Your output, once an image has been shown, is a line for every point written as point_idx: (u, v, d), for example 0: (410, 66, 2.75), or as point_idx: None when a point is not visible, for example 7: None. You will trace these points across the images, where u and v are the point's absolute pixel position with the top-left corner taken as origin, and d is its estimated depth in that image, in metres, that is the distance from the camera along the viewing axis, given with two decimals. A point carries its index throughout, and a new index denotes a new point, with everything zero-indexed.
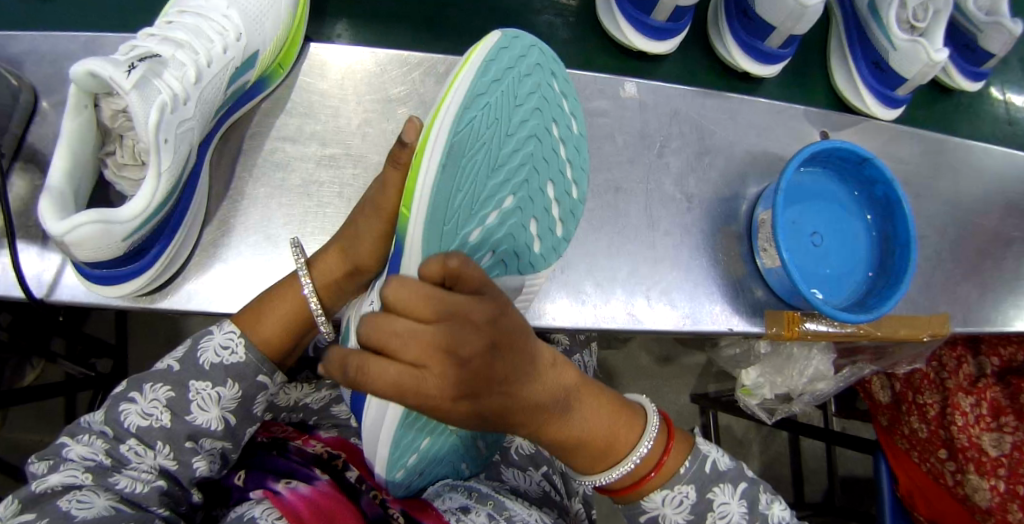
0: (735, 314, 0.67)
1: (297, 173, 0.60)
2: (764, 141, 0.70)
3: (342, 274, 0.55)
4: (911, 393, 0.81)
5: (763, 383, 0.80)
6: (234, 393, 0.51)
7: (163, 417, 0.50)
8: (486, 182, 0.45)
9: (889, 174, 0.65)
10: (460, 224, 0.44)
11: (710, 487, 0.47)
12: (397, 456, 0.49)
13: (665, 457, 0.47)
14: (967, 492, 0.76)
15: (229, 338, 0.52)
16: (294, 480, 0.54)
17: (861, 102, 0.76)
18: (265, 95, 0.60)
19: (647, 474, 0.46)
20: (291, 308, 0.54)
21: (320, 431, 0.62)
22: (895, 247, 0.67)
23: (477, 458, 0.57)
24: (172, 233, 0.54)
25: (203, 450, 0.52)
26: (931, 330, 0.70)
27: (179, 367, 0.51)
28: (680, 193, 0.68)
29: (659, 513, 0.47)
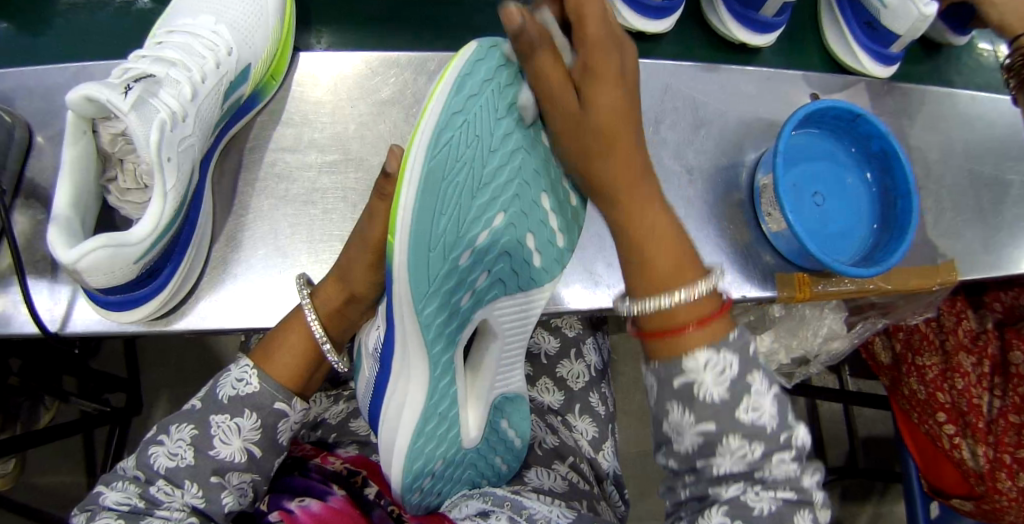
0: (746, 282, 0.68)
1: (300, 182, 0.59)
2: (759, 108, 0.71)
3: (341, 302, 0.54)
4: (911, 355, 0.82)
5: (778, 349, 0.81)
6: (253, 424, 0.51)
7: (188, 456, 0.49)
8: (471, 205, 0.42)
9: (882, 128, 0.65)
10: (448, 249, 0.42)
11: (751, 372, 0.41)
12: (411, 480, 0.50)
13: (719, 314, 0.42)
14: (962, 455, 0.75)
15: (244, 371, 0.52)
16: (308, 497, 0.54)
17: (857, 64, 0.76)
18: (260, 108, 0.60)
19: (685, 324, 0.41)
20: (300, 339, 0.54)
21: (339, 449, 0.62)
22: (896, 199, 0.68)
23: (498, 475, 0.58)
24: (179, 258, 0.53)
25: (231, 485, 0.50)
26: (940, 279, 0.70)
27: (201, 405, 0.52)
28: (679, 167, 0.68)
29: (696, 378, 0.40)
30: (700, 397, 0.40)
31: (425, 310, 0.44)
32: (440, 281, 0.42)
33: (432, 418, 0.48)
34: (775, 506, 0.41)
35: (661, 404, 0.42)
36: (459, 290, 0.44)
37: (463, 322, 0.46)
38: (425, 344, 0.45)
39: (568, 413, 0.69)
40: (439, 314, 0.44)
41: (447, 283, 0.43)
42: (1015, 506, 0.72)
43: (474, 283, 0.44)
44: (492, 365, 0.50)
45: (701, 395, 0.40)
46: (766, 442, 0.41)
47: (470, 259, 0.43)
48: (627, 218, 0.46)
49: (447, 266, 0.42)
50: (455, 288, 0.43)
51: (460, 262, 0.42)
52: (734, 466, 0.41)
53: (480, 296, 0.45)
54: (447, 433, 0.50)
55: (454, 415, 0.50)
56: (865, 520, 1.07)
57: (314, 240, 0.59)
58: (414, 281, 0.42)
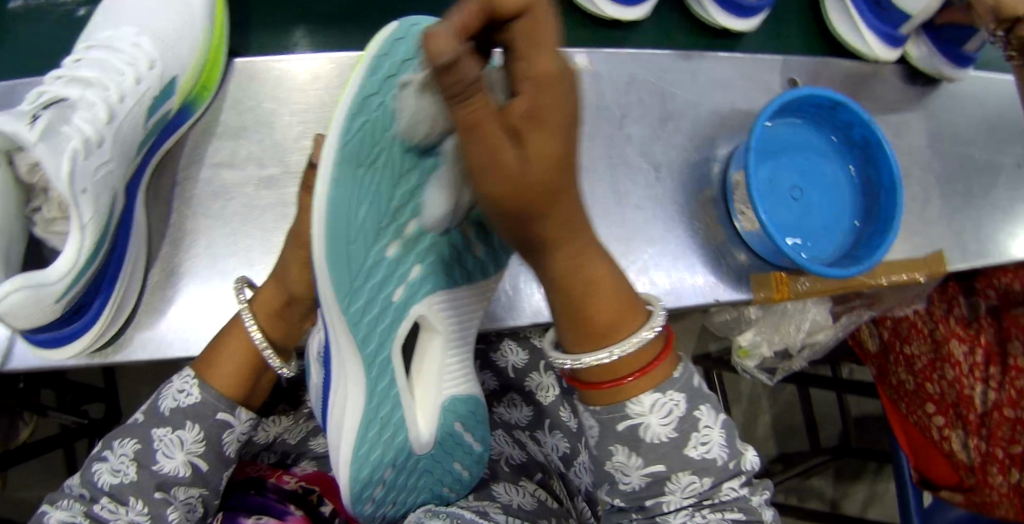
0: (719, 283, 0.65)
1: (237, 200, 0.56)
2: (731, 98, 0.67)
3: (279, 305, 0.50)
4: (898, 343, 0.78)
5: (760, 342, 0.75)
6: (197, 436, 0.48)
7: (130, 472, 0.46)
8: (393, 193, 0.41)
9: (864, 116, 0.61)
10: (370, 243, 0.40)
11: (698, 406, 0.41)
12: (359, 490, 0.47)
13: (659, 361, 0.40)
14: (952, 447, 0.74)
15: (185, 382, 0.49)
16: (266, 515, 0.51)
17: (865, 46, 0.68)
18: (193, 122, 0.57)
19: (625, 375, 0.39)
20: (241, 348, 0.50)
21: (294, 466, 0.57)
22: (879, 190, 0.64)
23: (461, 482, 0.56)
24: (110, 288, 0.50)
25: (177, 501, 0.47)
26: (927, 270, 0.66)
27: (145, 417, 0.48)
28: (646, 163, 0.65)
29: (643, 421, 0.39)
30: (647, 439, 0.40)
31: (352, 308, 0.41)
32: (364, 276, 0.41)
33: (373, 425, 0.46)
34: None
35: (604, 445, 0.41)
36: (388, 283, 0.43)
37: (397, 318, 0.45)
38: (356, 348, 0.43)
39: (537, 428, 0.65)
40: (369, 311, 0.42)
41: (374, 278, 0.41)
42: (1007, 501, 0.69)
43: (404, 276, 0.44)
44: (435, 360, 0.50)
45: (648, 436, 0.40)
46: (717, 473, 0.41)
47: (398, 249, 0.43)
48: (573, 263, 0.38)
49: (371, 261, 0.41)
50: (384, 283, 0.42)
51: (387, 251, 0.42)
52: (684, 502, 0.41)
53: (411, 292, 0.45)
54: (393, 437, 0.47)
55: (398, 421, 0.47)
56: (859, 500, 1.05)
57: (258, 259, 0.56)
58: (339, 284, 0.39)
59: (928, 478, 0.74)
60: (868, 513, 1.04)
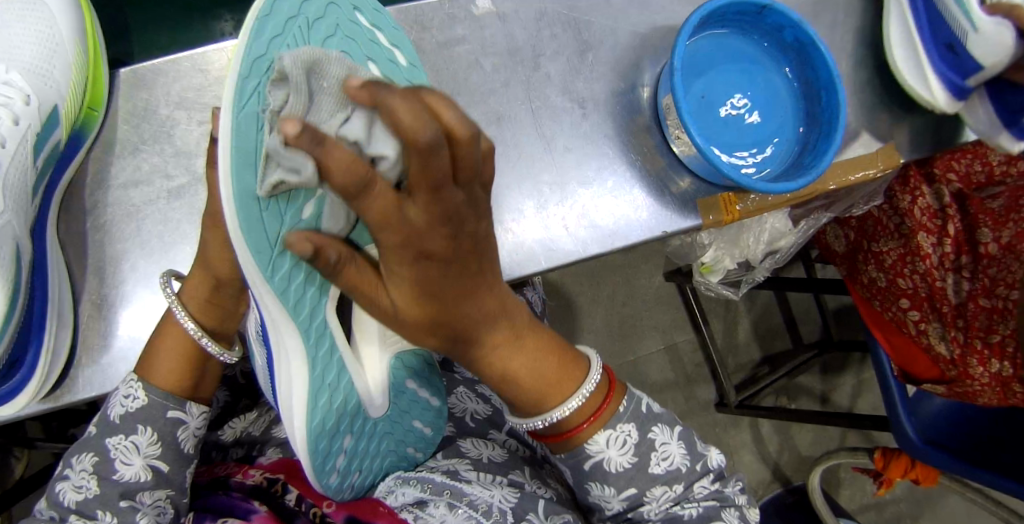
0: (665, 213, 0.63)
1: (150, 216, 0.55)
2: (650, 16, 0.62)
3: (208, 290, 0.45)
4: (867, 241, 0.78)
5: (722, 257, 0.75)
6: (152, 437, 0.45)
7: (92, 485, 0.43)
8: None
9: (791, 16, 0.57)
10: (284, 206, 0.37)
11: (650, 428, 0.45)
12: (321, 463, 0.42)
13: (607, 402, 0.43)
14: (930, 341, 0.74)
15: (128, 386, 0.45)
16: (231, 517, 0.47)
17: (926, 92, 0.62)
18: (89, 146, 0.55)
19: (578, 424, 0.43)
20: (178, 341, 0.46)
21: (261, 458, 0.53)
22: (819, 90, 0.60)
23: (425, 439, 0.52)
24: (38, 335, 0.50)
25: (146, 506, 0.44)
26: (883, 165, 0.64)
27: (96, 428, 0.45)
28: (570, 101, 0.61)
29: (604, 456, 0.43)
30: (610, 469, 0.44)
31: (277, 276, 0.38)
32: (283, 241, 0.38)
33: (322, 394, 0.42)
34: (699, 510, 0.45)
35: (581, 483, 0.46)
36: None
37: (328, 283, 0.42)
38: (291, 318, 0.40)
39: None
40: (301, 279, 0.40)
41: None
42: (989, 390, 0.69)
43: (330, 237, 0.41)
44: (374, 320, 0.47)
45: (612, 468, 0.44)
46: (685, 478, 0.45)
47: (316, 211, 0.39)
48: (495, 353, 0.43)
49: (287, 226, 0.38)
50: None
51: (304, 214, 0.39)
52: (660, 508, 0.45)
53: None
54: (346, 401, 0.44)
55: (348, 384, 0.44)
56: (849, 390, 1.07)
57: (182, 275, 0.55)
58: (257, 253, 0.37)
59: (910, 373, 0.77)
60: (858, 402, 1.06)
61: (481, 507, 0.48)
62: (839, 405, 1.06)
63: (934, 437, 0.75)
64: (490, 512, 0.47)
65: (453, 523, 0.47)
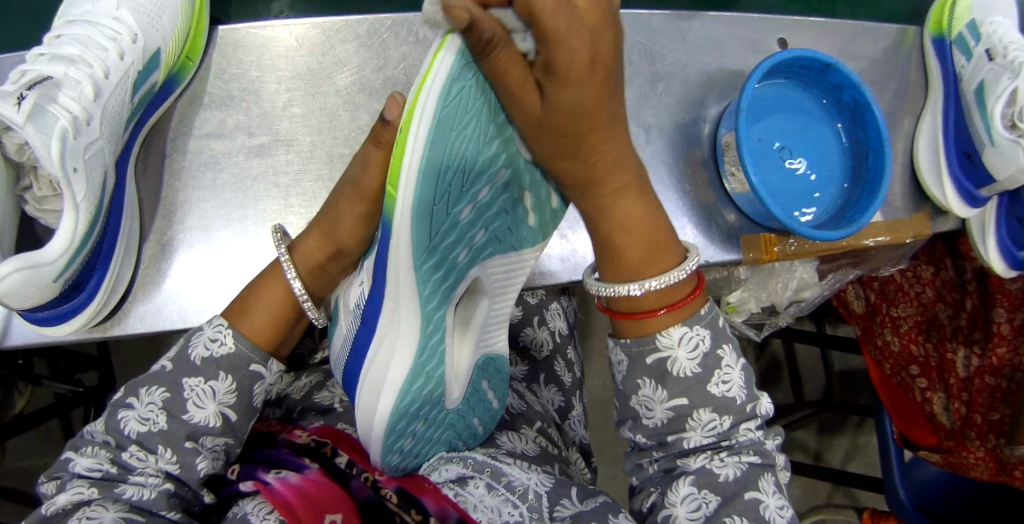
0: (709, 245, 0.65)
1: (227, 170, 0.57)
2: (720, 58, 0.67)
3: (324, 257, 0.51)
4: (885, 305, 0.83)
5: (748, 299, 0.78)
6: (229, 386, 0.47)
7: (160, 421, 0.46)
8: (477, 152, 0.36)
9: (854, 78, 0.61)
10: (451, 204, 0.37)
11: (721, 345, 0.44)
12: (391, 442, 0.46)
13: (692, 299, 0.44)
14: (934, 409, 0.78)
15: (218, 331, 0.48)
16: (284, 469, 0.49)
17: (941, 193, 0.67)
18: (179, 93, 0.57)
19: (656, 308, 0.44)
20: (279, 297, 0.50)
21: (304, 421, 0.57)
22: (868, 151, 0.64)
23: (474, 437, 0.55)
24: (105, 264, 0.51)
25: (205, 449, 0.47)
26: (913, 231, 0.69)
27: (172, 366, 0.47)
28: (637, 125, 0.64)
29: (671, 355, 0.43)
30: (673, 372, 0.43)
31: (422, 268, 0.39)
32: (441, 236, 0.38)
33: (417, 379, 0.44)
34: (740, 469, 0.44)
35: (632, 379, 0.45)
36: (458, 243, 0.40)
37: (459, 278, 0.43)
38: (420, 302, 0.41)
39: (534, 382, 0.68)
40: (437, 267, 0.40)
41: (448, 238, 0.38)
42: (982, 463, 0.72)
43: (472, 239, 0.41)
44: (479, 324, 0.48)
45: (676, 371, 0.43)
46: (733, 413, 0.45)
47: (472, 212, 0.39)
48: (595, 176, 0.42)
49: (448, 222, 0.38)
50: (454, 244, 0.39)
51: (463, 215, 0.38)
52: (702, 437, 0.44)
53: (476, 255, 0.42)
54: (432, 392, 0.46)
55: (439, 376, 0.46)
56: (841, 451, 1.10)
57: (266, 243, 0.56)
58: (417, 237, 0.37)
59: (910, 439, 0.78)
60: (851, 462, 1.09)
61: (518, 489, 0.49)
62: (830, 464, 1.09)
63: (925, 502, 0.77)
64: (525, 495, 0.48)
65: (489, 503, 0.47)
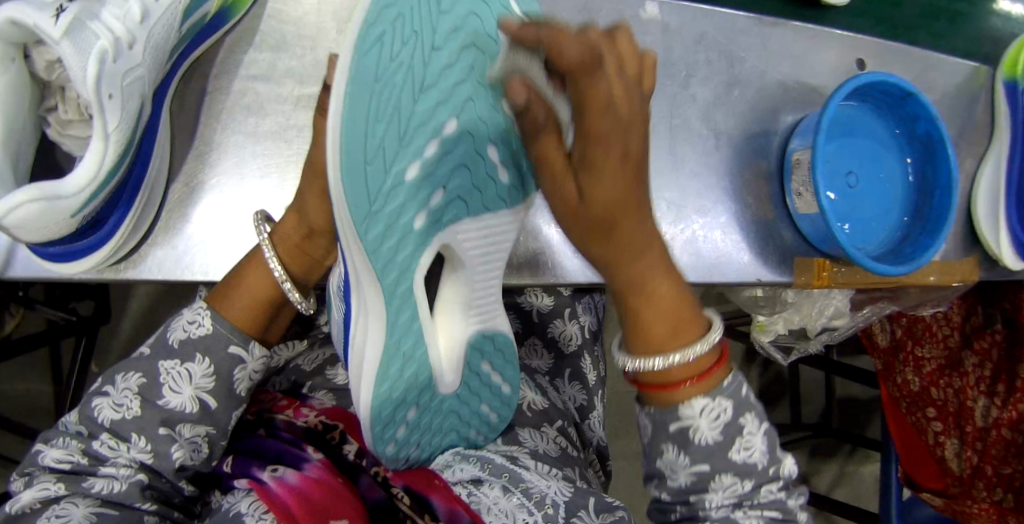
0: (762, 265, 0.62)
1: (271, 117, 0.52)
2: (799, 71, 0.63)
3: (301, 238, 0.46)
4: (911, 343, 0.80)
5: (778, 318, 0.75)
6: (206, 370, 0.43)
7: (134, 406, 0.43)
8: (413, 108, 0.32)
9: (934, 113, 0.59)
10: (388, 162, 0.31)
11: (744, 413, 0.36)
12: (382, 431, 0.40)
13: (715, 366, 0.35)
14: (945, 454, 0.76)
15: (197, 313, 0.44)
16: (282, 465, 0.46)
17: (996, 246, 0.66)
18: (229, 27, 0.51)
19: (681, 379, 0.35)
20: (260, 281, 0.45)
21: (313, 398, 0.53)
22: (933, 189, 0.62)
23: (489, 425, 0.50)
24: (129, 201, 0.47)
25: (182, 438, 0.43)
26: (961, 276, 0.66)
27: (150, 351, 0.44)
28: (706, 129, 0.61)
29: (692, 424, 0.35)
30: (696, 441, 0.35)
31: (370, 237, 0.33)
32: (383, 199, 0.32)
33: (394, 362, 0.38)
34: None
35: (655, 444, 0.36)
36: (409, 210, 0.34)
37: (418, 248, 0.36)
38: (376, 278, 0.35)
39: (557, 376, 0.65)
40: (387, 239, 0.34)
41: (392, 202, 0.32)
42: (987, 513, 0.70)
43: (429, 201, 0.35)
44: (456, 298, 0.41)
45: (697, 441, 0.35)
46: (757, 477, 0.36)
47: (419, 172, 0.33)
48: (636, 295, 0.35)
49: (390, 182, 0.32)
50: (404, 208, 0.33)
51: (407, 176, 0.33)
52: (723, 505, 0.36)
53: (436, 219, 0.36)
54: (417, 376, 0.40)
55: (422, 357, 0.39)
56: (829, 476, 1.10)
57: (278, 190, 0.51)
58: (355, 204, 0.31)
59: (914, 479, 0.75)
60: (836, 490, 1.09)
61: (535, 497, 0.46)
62: (817, 488, 1.09)
63: None
64: (542, 503, 0.46)
65: (506, 508, 0.45)
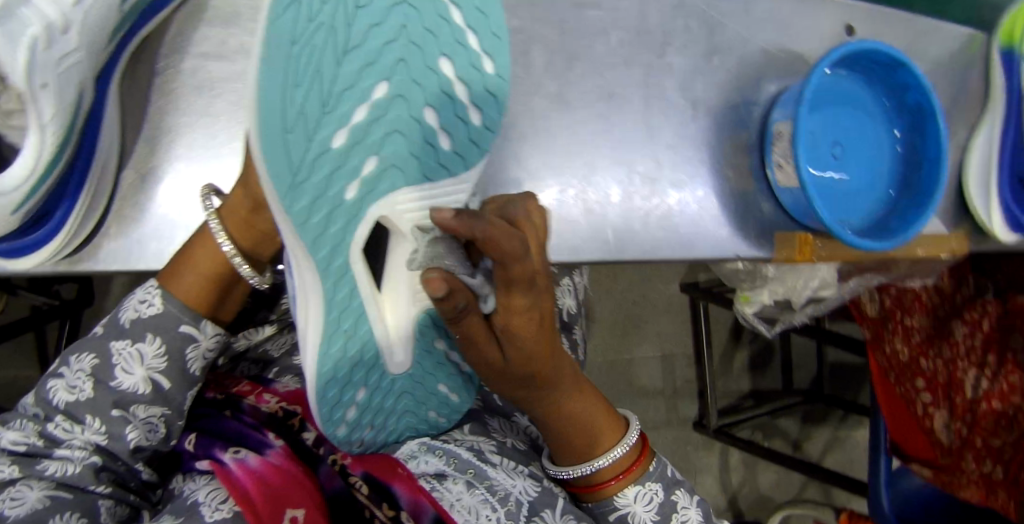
0: (742, 239, 0.61)
1: (225, 99, 0.50)
2: (783, 37, 0.60)
3: (246, 212, 0.46)
4: (900, 313, 0.78)
5: (763, 290, 0.73)
6: (157, 350, 0.45)
7: (87, 388, 0.45)
8: (336, 72, 0.31)
9: (924, 80, 0.57)
10: (312, 130, 0.31)
11: (674, 490, 0.49)
12: (329, 411, 0.40)
13: (637, 464, 0.47)
14: (932, 425, 0.75)
15: (148, 293, 0.46)
16: (244, 448, 0.47)
17: (987, 214, 0.63)
18: (177, 6, 0.49)
19: (609, 480, 0.47)
20: (210, 256, 0.46)
21: (277, 384, 0.53)
22: (922, 160, 0.60)
23: (448, 406, 0.49)
24: (75, 193, 0.45)
25: (136, 419, 0.45)
26: (950, 248, 0.64)
27: (103, 330, 0.46)
28: (684, 99, 0.58)
29: (630, 510, 0.47)
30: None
31: (297, 209, 0.32)
32: (308, 168, 0.31)
33: (335, 340, 0.38)
34: None
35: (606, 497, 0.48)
36: (337, 180, 0.34)
37: (352, 218, 0.36)
38: (307, 249, 0.34)
39: None
40: (318, 211, 0.33)
41: (319, 172, 0.32)
42: (974, 486, 0.71)
43: (359, 169, 0.35)
44: (399, 264, 0.41)
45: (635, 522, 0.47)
46: None
47: (347, 139, 0.33)
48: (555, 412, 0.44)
49: (314, 150, 0.31)
50: (331, 178, 0.33)
51: (334, 144, 0.32)
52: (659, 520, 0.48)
53: (369, 189, 0.36)
54: (364, 349, 0.40)
55: (364, 333, 0.40)
56: (819, 443, 1.10)
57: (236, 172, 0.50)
58: (277, 173, 0.30)
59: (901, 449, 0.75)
60: (827, 455, 1.10)
61: (500, 493, 0.48)
62: (809, 454, 1.09)
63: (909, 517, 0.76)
64: (507, 500, 0.48)
65: (470, 504, 0.47)
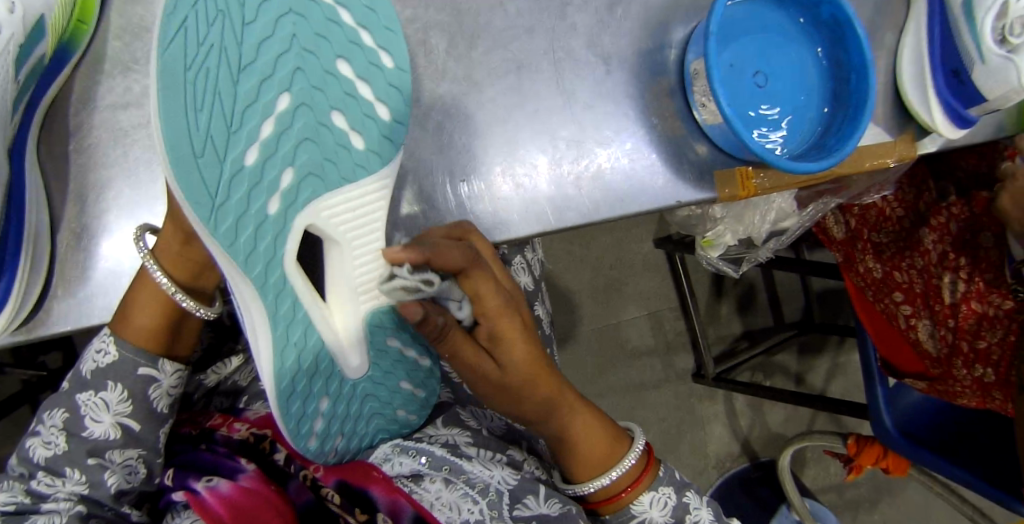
0: (680, 184, 0.60)
1: (140, 142, 0.51)
2: None
3: (178, 244, 0.46)
4: (867, 231, 0.79)
5: (724, 232, 0.73)
6: (120, 396, 0.47)
7: (61, 442, 0.47)
8: (233, 91, 0.34)
9: None
10: (221, 149, 0.34)
11: (685, 492, 0.52)
12: (298, 427, 0.42)
13: (643, 474, 0.51)
14: (918, 337, 0.75)
15: (102, 341, 0.47)
16: (217, 475, 0.49)
17: (928, 116, 0.62)
18: (77, 61, 0.51)
19: (620, 491, 0.50)
20: (152, 295, 0.47)
21: (247, 411, 0.55)
22: (849, 72, 0.59)
23: (416, 402, 0.51)
24: (13, 265, 0.47)
25: (114, 464, 0.48)
26: (898, 153, 0.64)
27: (70, 384, 0.48)
28: (593, 56, 0.58)
29: (647, 516, 0.50)
30: None
31: (221, 230, 0.34)
32: (225, 189, 0.34)
33: (289, 355, 0.40)
34: None
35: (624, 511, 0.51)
36: (258, 196, 0.36)
37: (283, 232, 0.38)
38: (241, 269, 0.37)
39: None
40: (243, 229, 0.36)
41: (236, 190, 0.35)
42: (968, 391, 0.72)
43: (278, 183, 0.37)
44: (344, 280, 0.42)
45: None
46: None
47: (259, 154, 0.35)
48: (559, 430, 0.51)
49: (227, 170, 0.34)
50: (252, 193, 0.36)
51: (246, 160, 0.35)
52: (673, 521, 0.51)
53: (292, 200, 0.38)
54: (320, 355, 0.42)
55: (315, 344, 0.42)
56: (821, 372, 1.09)
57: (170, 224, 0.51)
58: (192, 194, 0.33)
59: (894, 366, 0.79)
60: (831, 382, 1.09)
61: (479, 485, 0.50)
62: (813, 385, 1.09)
63: (908, 428, 0.77)
64: (486, 491, 0.50)
65: (450, 499, 0.49)
